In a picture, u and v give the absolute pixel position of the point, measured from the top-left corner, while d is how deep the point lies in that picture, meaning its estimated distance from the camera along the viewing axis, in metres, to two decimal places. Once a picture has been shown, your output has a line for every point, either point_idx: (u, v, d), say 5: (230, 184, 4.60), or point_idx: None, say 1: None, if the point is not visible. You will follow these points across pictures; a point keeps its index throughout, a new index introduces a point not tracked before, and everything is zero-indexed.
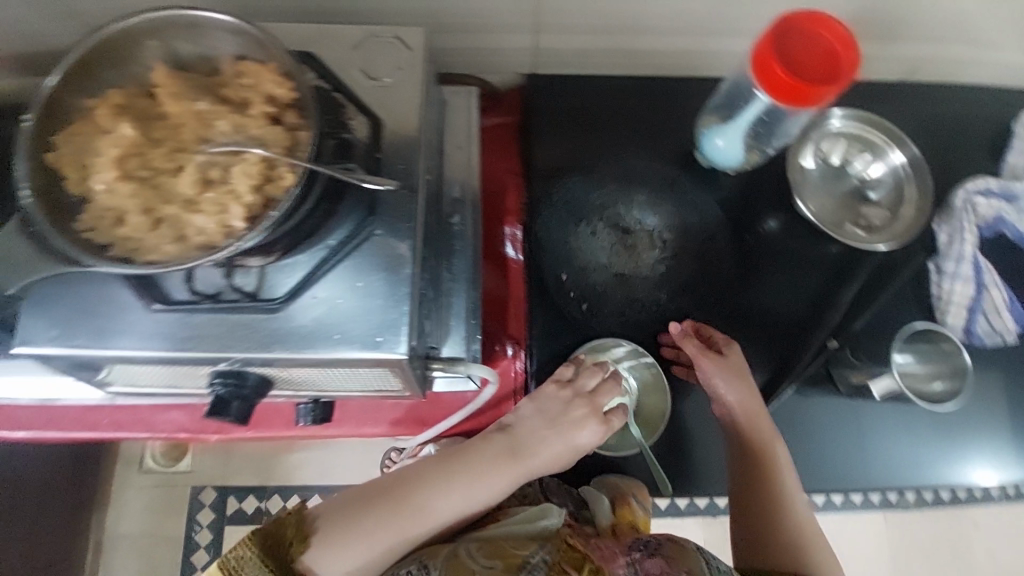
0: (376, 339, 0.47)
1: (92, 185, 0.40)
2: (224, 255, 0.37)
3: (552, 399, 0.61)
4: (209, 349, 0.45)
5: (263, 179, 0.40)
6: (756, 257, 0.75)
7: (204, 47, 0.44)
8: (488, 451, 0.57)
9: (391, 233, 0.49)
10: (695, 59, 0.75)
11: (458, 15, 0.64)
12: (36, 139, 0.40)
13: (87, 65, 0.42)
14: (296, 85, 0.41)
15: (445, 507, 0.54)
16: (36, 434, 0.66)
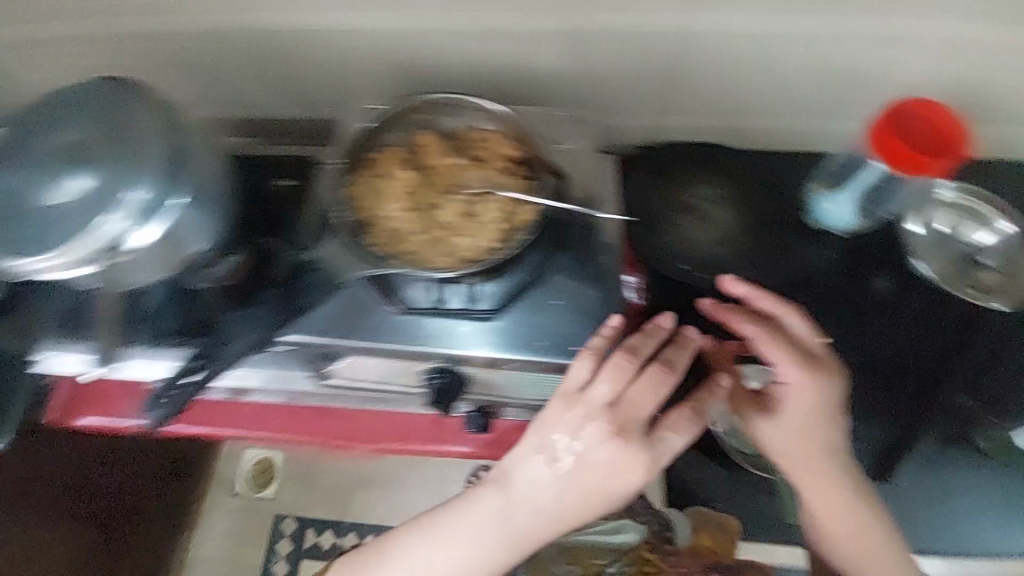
0: (567, 347, 0.65)
1: (381, 212, 0.54)
2: (491, 267, 0.49)
3: (579, 420, 0.60)
4: (451, 343, 0.64)
5: (510, 213, 0.53)
6: (868, 313, 0.78)
7: (452, 118, 0.59)
8: (528, 474, 0.61)
9: (570, 270, 0.67)
10: (805, 136, 0.84)
11: (599, 100, 0.78)
12: (343, 179, 0.55)
13: (375, 129, 0.57)
14: (528, 149, 0.57)
15: (524, 528, 0.61)
16: (178, 428, 0.73)
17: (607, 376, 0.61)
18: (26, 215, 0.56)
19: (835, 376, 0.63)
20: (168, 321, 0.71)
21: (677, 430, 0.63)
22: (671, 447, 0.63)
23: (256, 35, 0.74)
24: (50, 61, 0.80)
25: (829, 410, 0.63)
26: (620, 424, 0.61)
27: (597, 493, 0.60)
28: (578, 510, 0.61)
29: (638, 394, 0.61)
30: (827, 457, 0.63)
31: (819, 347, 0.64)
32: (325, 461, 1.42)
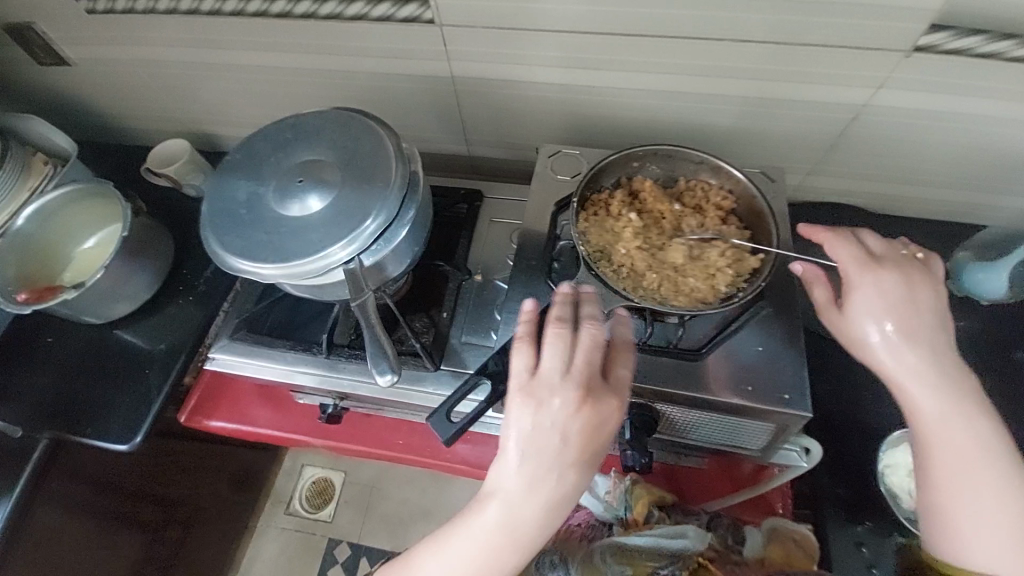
0: (783, 396, 0.59)
1: (616, 248, 0.64)
2: (734, 306, 0.56)
3: (547, 404, 0.51)
4: (662, 382, 0.60)
5: (733, 259, 0.63)
6: (1017, 389, 0.77)
7: (668, 168, 0.69)
8: (512, 472, 0.52)
9: (776, 313, 0.64)
10: (955, 208, 0.87)
11: (756, 158, 0.86)
12: (581, 218, 0.65)
13: (602, 173, 0.68)
14: (738, 200, 0.66)
15: (525, 522, 0.52)
16: (338, 445, 0.85)
17: (555, 349, 0.53)
18: (268, 225, 0.62)
19: (915, 271, 0.57)
20: (353, 333, 0.77)
21: (626, 371, 0.54)
22: (624, 383, 0.54)
23: (456, 81, 0.83)
24: (268, 87, 0.92)
25: (918, 304, 0.56)
26: (592, 391, 0.52)
27: (593, 455, 0.52)
28: (578, 484, 0.53)
29: (585, 362, 0.52)
30: (924, 377, 0.54)
31: (886, 252, 0.59)
32: (388, 485, 1.54)
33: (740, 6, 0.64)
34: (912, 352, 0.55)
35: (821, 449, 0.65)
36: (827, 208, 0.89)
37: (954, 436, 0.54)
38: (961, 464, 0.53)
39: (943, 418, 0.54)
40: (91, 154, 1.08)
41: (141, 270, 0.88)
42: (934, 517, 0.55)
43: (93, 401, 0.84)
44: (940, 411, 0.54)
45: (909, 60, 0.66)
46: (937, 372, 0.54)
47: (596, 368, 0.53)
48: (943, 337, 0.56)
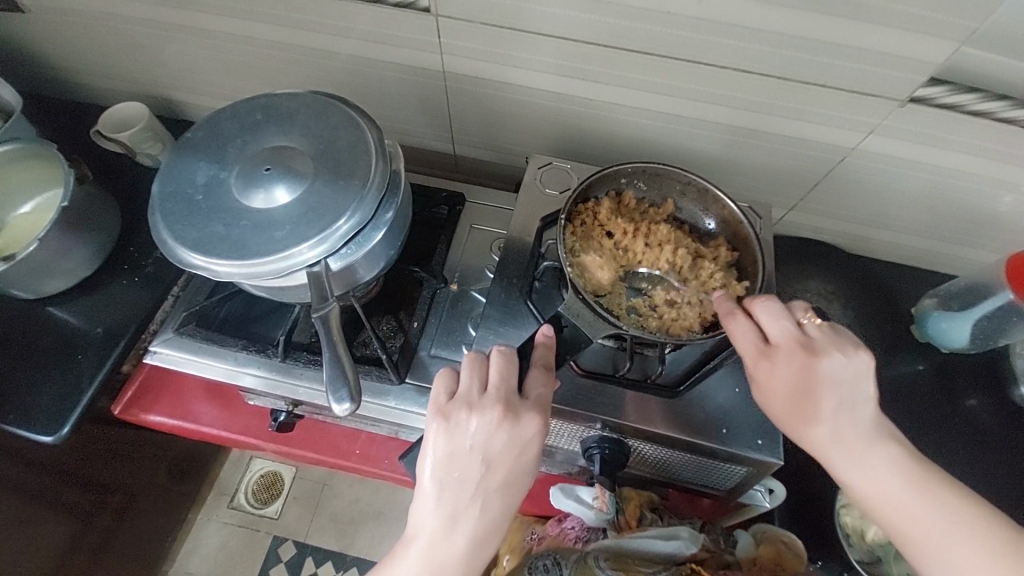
0: (758, 442, 0.58)
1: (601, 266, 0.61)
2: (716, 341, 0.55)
3: (462, 427, 0.49)
4: (638, 418, 0.59)
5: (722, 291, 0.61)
6: (965, 437, 0.79)
7: (661, 186, 0.67)
8: (431, 505, 0.48)
9: None
10: (922, 256, 0.89)
11: (742, 191, 0.85)
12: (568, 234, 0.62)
13: (590, 186, 0.65)
14: (732, 224, 0.64)
15: (451, 560, 0.48)
16: (286, 449, 0.80)
17: (472, 371, 0.53)
18: (228, 215, 0.57)
19: (815, 357, 0.51)
20: (314, 335, 0.72)
21: (548, 388, 0.53)
22: (545, 400, 0.52)
23: (446, 76, 0.78)
24: (241, 57, 0.84)
25: (820, 389, 0.50)
26: (512, 410, 0.50)
27: (518, 480, 0.50)
28: (505, 513, 0.50)
29: (503, 379, 0.52)
30: (851, 460, 0.49)
31: (788, 334, 0.52)
32: (340, 483, 1.48)
33: (747, 35, 0.62)
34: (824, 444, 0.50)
35: (785, 490, 0.66)
36: (804, 245, 0.91)
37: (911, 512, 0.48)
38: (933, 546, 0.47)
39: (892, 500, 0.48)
40: (36, 109, 0.97)
41: (81, 246, 0.79)
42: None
43: (14, 385, 0.76)
44: (890, 496, 0.48)
45: (902, 110, 0.66)
46: (857, 454, 0.49)
47: (515, 385, 0.52)
48: (853, 415, 0.50)
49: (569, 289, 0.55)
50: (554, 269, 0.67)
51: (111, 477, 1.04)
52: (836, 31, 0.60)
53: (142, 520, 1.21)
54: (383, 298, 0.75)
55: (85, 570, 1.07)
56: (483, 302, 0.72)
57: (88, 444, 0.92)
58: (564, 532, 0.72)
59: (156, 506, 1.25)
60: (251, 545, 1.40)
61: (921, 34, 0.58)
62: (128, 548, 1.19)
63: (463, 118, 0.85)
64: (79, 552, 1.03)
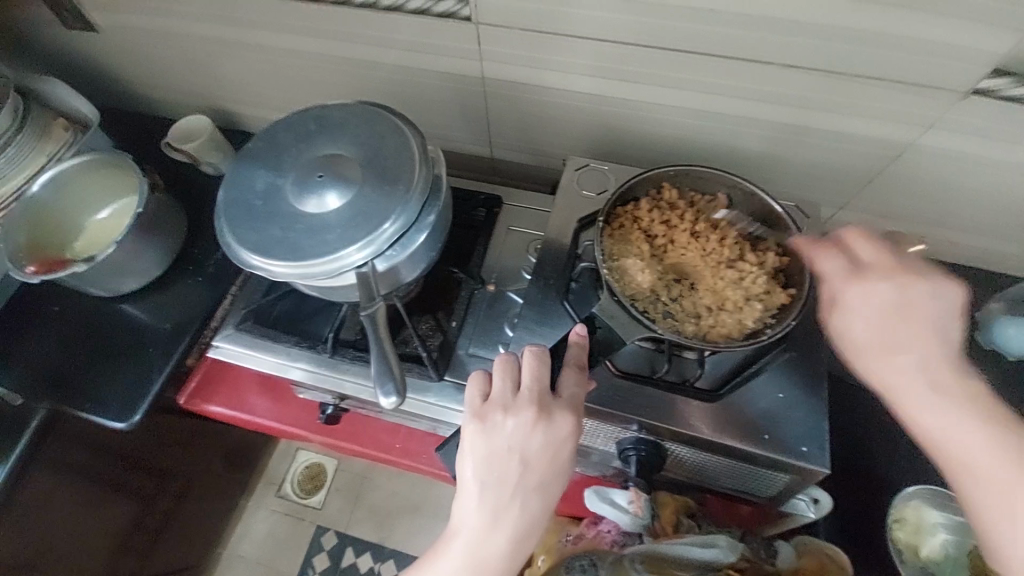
0: (803, 450, 0.56)
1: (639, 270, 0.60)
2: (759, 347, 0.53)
3: (499, 428, 0.50)
4: (676, 421, 0.58)
5: (766, 296, 0.59)
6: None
7: (702, 188, 0.66)
8: (472, 506, 0.50)
9: (800, 358, 0.61)
10: (988, 257, 0.83)
11: (787, 190, 0.82)
12: (606, 237, 0.62)
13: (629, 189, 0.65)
14: (777, 227, 0.62)
15: (494, 557, 0.49)
16: (332, 442, 0.84)
17: (505, 373, 0.53)
18: (284, 219, 0.60)
19: (914, 279, 0.50)
20: (360, 332, 0.76)
21: (581, 388, 0.54)
22: (578, 400, 0.53)
23: (485, 81, 0.80)
24: (292, 69, 0.89)
25: (913, 309, 0.50)
26: (547, 410, 0.51)
27: (555, 479, 0.51)
28: (543, 511, 0.51)
29: (536, 380, 0.52)
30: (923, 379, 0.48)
31: (883, 255, 0.53)
32: (379, 477, 1.53)
33: (791, 30, 0.61)
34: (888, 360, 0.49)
35: (831, 500, 0.63)
36: None
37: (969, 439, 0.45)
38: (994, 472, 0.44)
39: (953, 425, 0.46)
40: (114, 124, 1.07)
41: (152, 249, 0.86)
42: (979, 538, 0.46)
43: (94, 375, 0.83)
44: (951, 422, 0.46)
45: (964, 102, 0.62)
46: (927, 379, 0.48)
47: (548, 387, 0.53)
48: (938, 339, 0.49)
49: (604, 291, 0.56)
50: (590, 270, 0.67)
51: (174, 462, 1.12)
52: (889, 21, 0.57)
53: (199, 503, 1.30)
54: (423, 297, 0.77)
55: (150, 547, 1.16)
56: (519, 302, 0.73)
57: (155, 431, 1.00)
58: (600, 535, 0.72)
59: (211, 491, 1.33)
60: (296, 532, 1.47)
61: (984, 22, 0.55)
62: (186, 529, 1.28)
63: (501, 122, 0.87)
64: (145, 530, 1.12)
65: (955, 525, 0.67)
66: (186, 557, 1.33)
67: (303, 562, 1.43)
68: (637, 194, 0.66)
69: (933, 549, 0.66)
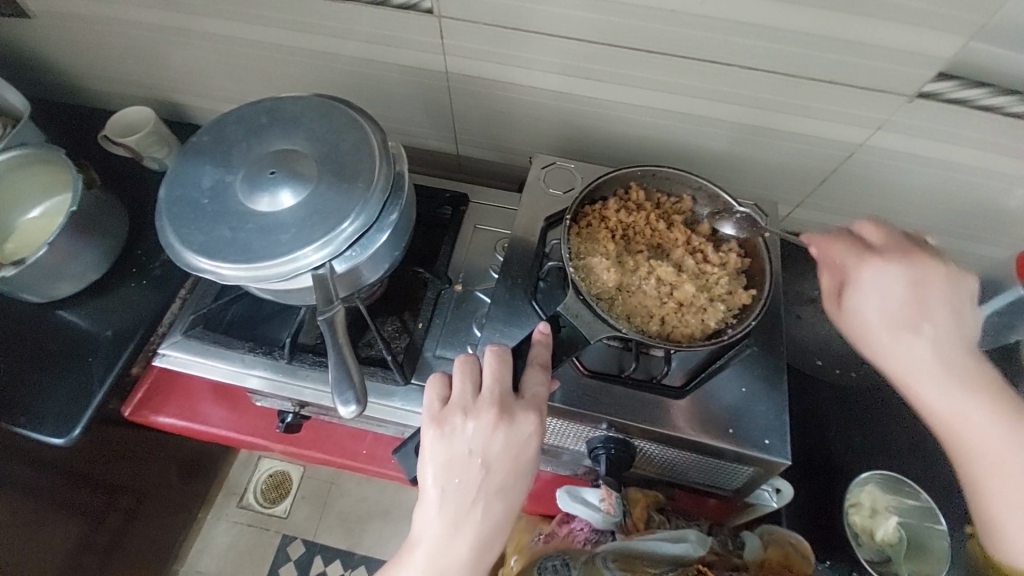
0: (764, 442, 0.58)
1: (605, 269, 0.60)
2: (718, 344, 0.54)
3: (458, 432, 0.49)
4: (643, 418, 0.59)
5: (728, 294, 0.60)
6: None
7: (667, 187, 0.66)
8: (433, 512, 0.48)
9: (761, 352, 0.63)
10: None
11: (748, 188, 0.85)
12: (573, 237, 0.62)
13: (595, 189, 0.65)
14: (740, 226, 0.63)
15: (457, 563, 0.48)
16: (292, 450, 0.81)
17: (464, 374, 0.52)
18: (233, 219, 0.57)
19: (930, 264, 0.55)
20: (320, 337, 0.73)
21: (544, 387, 0.52)
22: (541, 399, 0.51)
23: (450, 76, 0.78)
24: (245, 60, 0.85)
25: (926, 302, 0.54)
26: (508, 412, 0.50)
27: (518, 480, 0.50)
28: (506, 513, 0.50)
29: (497, 381, 0.51)
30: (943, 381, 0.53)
31: (892, 241, 0.57)
32: (348, 482, 1.49)
33: (753, 32, 0.62)
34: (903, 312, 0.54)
35: (792, 490, 0.65)
36: None
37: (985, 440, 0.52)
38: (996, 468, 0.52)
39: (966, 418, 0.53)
40: (46, 115, 0.99)
41: (90, 250, 0.80)
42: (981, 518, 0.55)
43: (26, 388, 0.77)
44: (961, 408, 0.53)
45: (912, 105, 0.65)
46: (946, 378, 0.53)
47: (509, 386, 0.51)
48: (951, 332, 0.54)
49: (569, 290, 0.55)
50: (558, 269, 0.67)
51: (122, 478, 1.05)
52: (842, 26, 0.59)
53: (152, 519, 1.22)
54: (389, 299, 0.75)
55: (98, 569, 1.08)
56: (487, 303, 0.72)
57: (99, 446, 0.94)
58: (573, 533, 0.72)
59: (166, 505, 1.26)
60: (260, 543, 1.41)
61: (929, 29, 0.57)
62: (138, 547, 1.21)
63: (467, 119, 0.85)
64: (92, 551, 1.05)
65: (907, 509, 0.71)
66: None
67: (268, 574, 1.38)
68: (603, 193, 0.66)
69: (887, 531, 0.70)
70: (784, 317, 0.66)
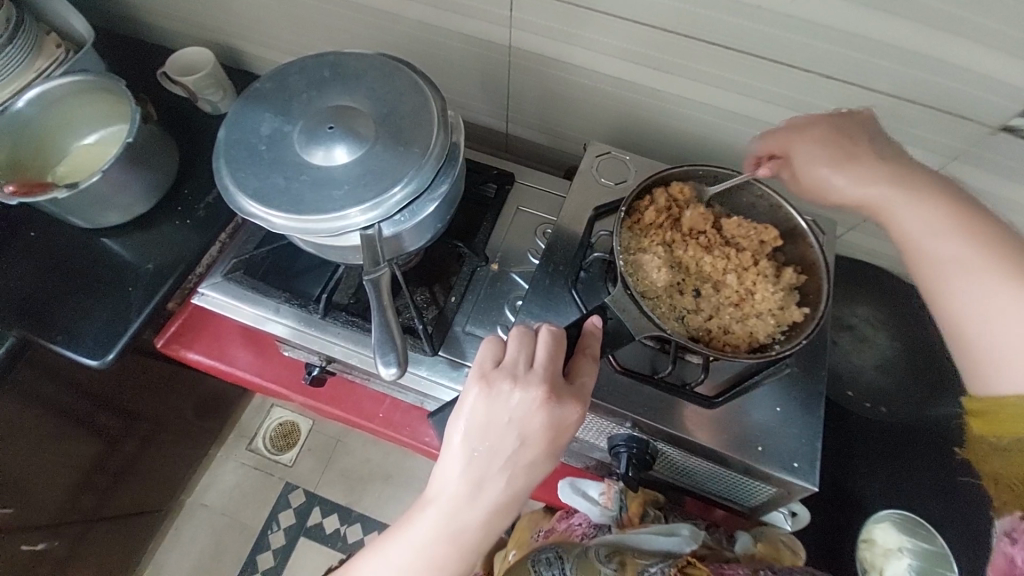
0: (792, 465, 0.56)
1: (654, 267, 0.59)
2: (763, 360, 0.52)
3: (504, 397, 0.49)
4: (671, 423, 0.58)
5: (778, 311, 0.58)
6: None
7: (727, 193, 0.64)
8: (457, 470, 0.48)
9: (799, 374, 0.61)
10: None
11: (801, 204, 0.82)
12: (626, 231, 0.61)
13: (653, 186, 0.63)
14: (801, 244, 0.61)
15: (470, 525, 0.49)
16: (312, 403, 0.83)
17: (520, 345, 0.52)
18: (289, 169, 0.57)
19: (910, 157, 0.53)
20: (354, 297, 0.74)
21: (592, 378, 0.52)
22: (587, 389, 0.51)
23: (511, 50, 0.77)
24: (309, 11, 0.84)
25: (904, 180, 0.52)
26: (556, 392, 0.49)
27: (548, 462, 0.49)
28: (527, 491, 0.50)
29: (550, 359, 0.50)
30: (906, 204, 0.51)
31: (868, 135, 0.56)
32: (353, 442, 1.52)
33: (840, 39, 0.59)
34: (847, 173, 0.54)
35: (808, 514, 0.67)
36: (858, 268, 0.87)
37: (944, 257, 0.48)
38: (960, 290, 0.47)
39: (933, 246, 0.49)
40: (110, 46, 1.00)
41: (138, 183, 0.81)
42: (958, 352, 0.48)
43: (69, 308, 0.80)
44: (930, 234, 0.49)
45: (996, 138, 0.62)
46: (897, 197, 0.51)
47: (561, 367, 0.51)
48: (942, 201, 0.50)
49: (618, 282, 0.55)
50: (602, 262, 0.66)
51: (143, 406, 1.09)
52: (936, 44, 0.56)
53: (166, 448, 1.27)
54: (422, 268, 0.75)
55: (111, 487, 1.14)
56: (523, 286, 0.71)
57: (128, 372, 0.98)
58: (572, 528, 0.73)
59: (180, 437, 1.31)
60: (263, 487, 1.46)
61: None
62: (150, 472, 1.26)
63: (521, 97, 0.84)
64: (109, 470, 1.10)
65: (920, 553, 0.69)
66: (150, 500, 1.32)
67: (268, 517, 1.43)
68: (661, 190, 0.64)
69: (897, 572, 0.68)
70: (828, 341, 0.64)
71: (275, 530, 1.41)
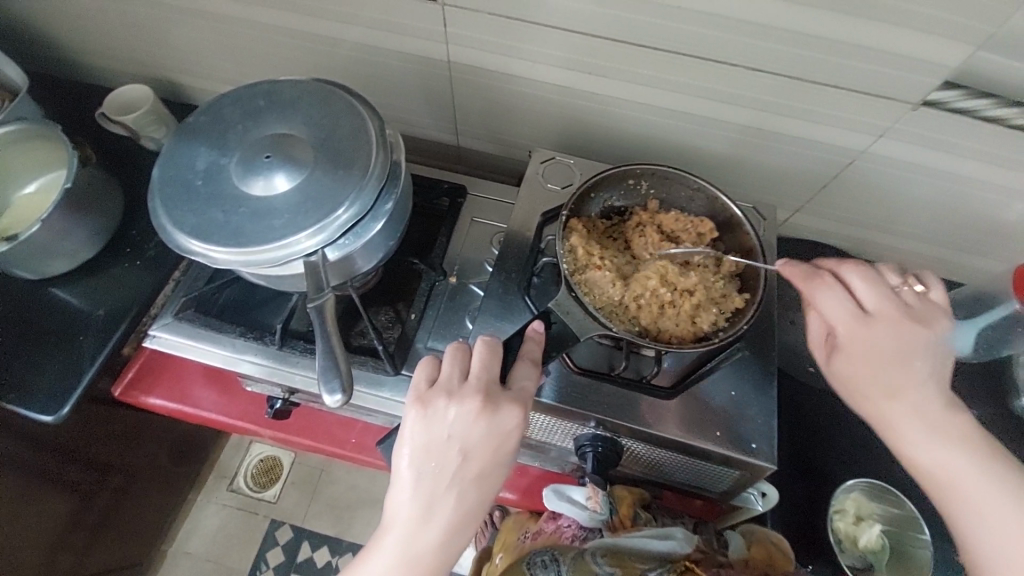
0: (751, 446, 0.57)
1: (598, 266, 0.59)
2: (706, 348, 0.54)
3: (441, 415, 0.49)
4: (631, 418, 0.58)
5: (720, 298, 0.60)
6: None
7: (664, 187, 0.66)
8: (406, 495, 0.48)
9: (752, 355, 0.63)
10: (928, 263, 0.88)
11: (747, 191, 0.84)
12: (569, 235, 0.61)
13: (592, 189, 0.64)
14: (738, 229, 0.62)
15: (426, 549, 0.48)
16: (280, 436, 0.81)
17: (453, 360, 0.52)
18: (227, 203, 0.56)
19: (917, 328, 0.54)
20: (312, 323, 0.73)
21: (532, 382, 0.52)
22: (528, 393, 0.51)
23: (451, 66, 0.77)
24: (245, 41, 0.84)
25: (909, 369, 0.53)
26: (492, 402, 0.49)
27: (497, 472, 0.49)
28: (481, 504, 0.49)
29: (485, 370, 0.51)
30: (923, 433, 0.53)
31: (882, 303, 0.55)
32: (338, 470, 1.49)
33: (760, 33, 0.61)
34: (861, 368, 0.54)
35: (778, 494, 0.65)
36: (809, 248, 0.90)
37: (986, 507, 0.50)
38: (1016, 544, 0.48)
39: (960, 483, 0.51)
40: (43, 91, 0.98)
41: (81, 228, 0.79)
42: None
43: (16, 365, 0.76)
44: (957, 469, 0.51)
45: (915, 113, 0.65)
46: (928, 424, 0.52)
47: (496, 376, 0.51)
48: (925, 395, 0.53)
49: (561, 286, 0.55)
50: (552, 265, 0.66)
51: (111, 458, 1.05)
52: (848, 30, 0.58)
53: (140, 499, 1.22)
54: (380, 288, 0.75)
55: (84, 549, 1.08)
56: (481, 296, 0.72)
57: (89, 424, 0.94)
58: (560, 530, 0.73)
59: (154, 487, 1.26)
60: (248, 527, 1.42)
61: (937, 39, 0.57)
62: (126, 527, 1.21)
63: (467, 110, 0.84)
64: (79, 531, 1.05)
65: (893, 520, 0.71)
66: (128, 556, 1.26)
67: (255, 558, 1.39)
68: (602, 190, 0.65)
69: (869, 538, 0.71)
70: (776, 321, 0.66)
71: (264, 570, 1.37)
